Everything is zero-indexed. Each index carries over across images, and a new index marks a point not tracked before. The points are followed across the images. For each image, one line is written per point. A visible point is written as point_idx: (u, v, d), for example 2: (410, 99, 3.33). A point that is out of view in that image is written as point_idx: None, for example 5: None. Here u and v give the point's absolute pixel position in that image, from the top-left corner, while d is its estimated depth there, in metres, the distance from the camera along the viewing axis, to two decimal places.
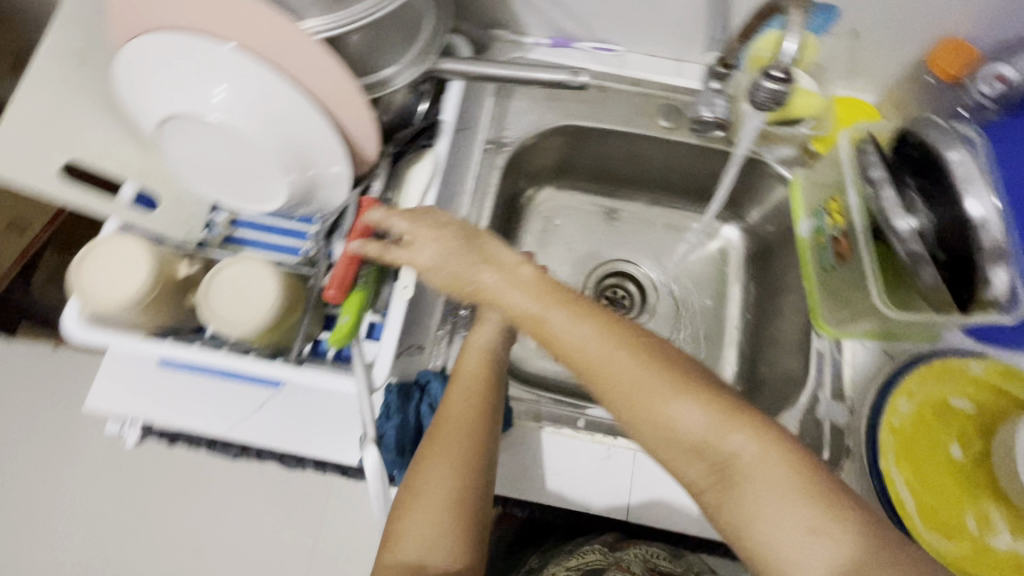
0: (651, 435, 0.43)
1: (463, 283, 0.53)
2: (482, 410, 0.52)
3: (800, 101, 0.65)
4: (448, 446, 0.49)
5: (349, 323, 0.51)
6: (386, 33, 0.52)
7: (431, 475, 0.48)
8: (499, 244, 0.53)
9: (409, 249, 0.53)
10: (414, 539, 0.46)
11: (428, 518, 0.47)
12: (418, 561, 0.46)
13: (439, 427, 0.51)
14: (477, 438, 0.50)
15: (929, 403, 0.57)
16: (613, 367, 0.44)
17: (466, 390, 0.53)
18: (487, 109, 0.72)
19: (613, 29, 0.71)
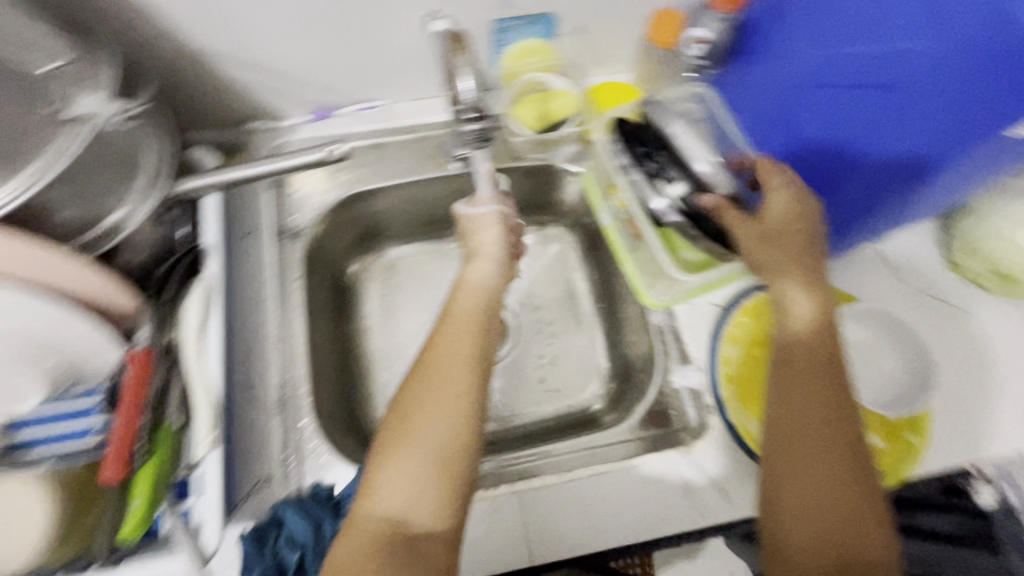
0: (790, 411, 0.48)
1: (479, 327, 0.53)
2: (477, 354, 0.50)
3: (555, 104, 0.69)
4: (438, 391, 0.47)
5: (141, 505, 0.46)
6: (88, 181, 0.47)
7: (417, 425, 0.46)
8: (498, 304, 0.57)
9: (480, 257, 0.59)
10: (391, 493, 0.44)
11: (414, 468, 0.44)
12: (397, 516, 0.44)
13: (425, 371, 0.49)
14: (473, 386, 0.48)
15: (753, 343, 0.62)
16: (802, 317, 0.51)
17: (460, 330, 0.52)
18: (268, 205, 0.69)
19: (365, 87, 0.71)
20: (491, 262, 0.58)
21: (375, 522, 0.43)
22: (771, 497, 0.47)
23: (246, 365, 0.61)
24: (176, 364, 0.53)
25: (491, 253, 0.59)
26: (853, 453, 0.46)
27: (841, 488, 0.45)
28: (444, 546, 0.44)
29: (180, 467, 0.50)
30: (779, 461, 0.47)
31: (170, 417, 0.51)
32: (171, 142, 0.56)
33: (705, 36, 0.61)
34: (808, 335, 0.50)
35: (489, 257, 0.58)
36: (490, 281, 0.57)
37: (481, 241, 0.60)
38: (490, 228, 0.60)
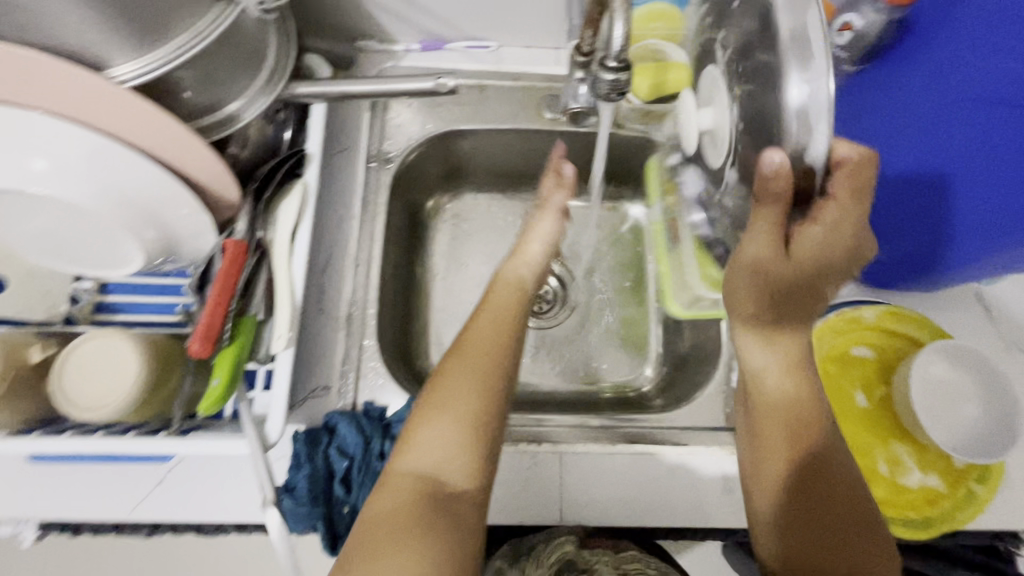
0: (763, 442, 0.49)
1: (511, 315, 0.54)
2: (511, 338, 0.52)
3: (671, 75, 0.66)
4: (474, 363, 0.49)
5: (220, 387, 0.47)
6: (218, 66, 0.48)
7: (454, 391, 0.47)
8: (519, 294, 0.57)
9: (522, 254, 0.61)
10: (426, 452, 0.45)
11: (449, 433, 0.46)
12: (432, 473, 0.45)
13: (464, 345, 0.51)
14: (505, 365, 0.50)
15: (829, 358, 0.58)
16: (766, 380, 0.49)
17: (497, 315, 0.54)
18: (365, 126, 0.69)
19: (481, 25, 0.69)
20: (534, 263, 0.61)
21: (411, 477, 0.44)
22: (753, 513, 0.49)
23: (320, 277, 0.63)
24: (265, 260, 0.54)
25: (531, 258, 0.61)
26: (816, 501, 0.46)
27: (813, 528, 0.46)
28: (476, 512, 0.44)
29: (255, 358, 0.52)
30: (754, 477, 0.49)
31: (253, 309, 0.52)
32: (292, 44, 0.56)
33: (857, 24, 0.56)
34: (793, 392, 0.48)
35: (533, 259, 0.61)
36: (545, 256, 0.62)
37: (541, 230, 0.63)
38: (538, 234, 0.62)
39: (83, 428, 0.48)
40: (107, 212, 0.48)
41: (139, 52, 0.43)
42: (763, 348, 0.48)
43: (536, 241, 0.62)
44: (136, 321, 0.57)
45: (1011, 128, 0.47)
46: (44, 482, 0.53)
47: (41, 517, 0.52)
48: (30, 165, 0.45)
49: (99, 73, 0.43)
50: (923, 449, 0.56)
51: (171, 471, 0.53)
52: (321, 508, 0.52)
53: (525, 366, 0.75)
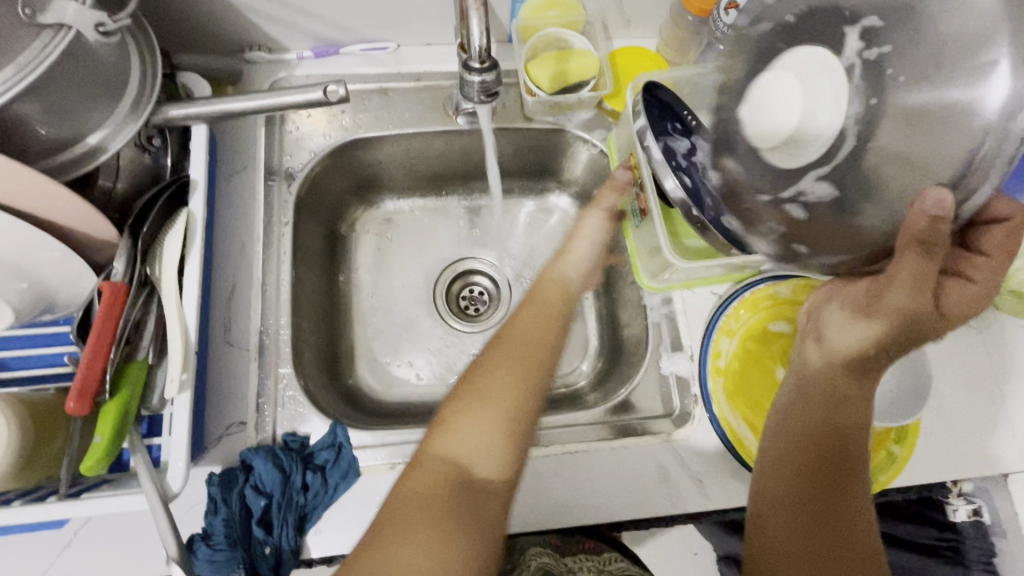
0: (792, 422, 0.50)
1: (553, 325, 0.55)
2: (552, 334, 0.54)
3: (572, 64, 0.64)
4: (511, 366, 0.50)
5: (105, 441, 0.43)
6: (64, 95, 0.44)
7: (497, 385, 0.49)
8: (568, 292, 0.58)
9: (574, 253, 0.61)
10: (465, 441, 0.46)
11: (487, 424, 0.47)
12: (462, 462, 0.46)
13: (505, 344, 0.52)
14: (544, 363, 0.51)
15: (749, 336, 0.59)
16: (824, 377, 0.49)
17: (541, 319, 0.55)
18: (262, 142, 0.66)
19: (375, 25, 0.66)
20: (581, 261, 0.61)
21: (441, 462, 0.46)
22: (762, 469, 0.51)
23: (227, 307, 0.59)
24: (153, 300, 0.51)
25: (581, 255, 0.61)
26: (834, 507, 0.48)
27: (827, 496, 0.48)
28: (502, 507, 0.45)
29: (149, 406, 0.49)
30: (781, 426, 0.51)
31: (143, 354, 0.49)
32: (158, 64, 0.52)
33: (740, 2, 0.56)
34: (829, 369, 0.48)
35: (582, 256, 0.61)
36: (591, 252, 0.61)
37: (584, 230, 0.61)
38: (585, 236, 0.61)
39: None
40: None
41: None
42: (844, 338, 0.46)
43: (585, 242, 0.61)
44: (20, 376, 0.53)
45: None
46: None
47: None
48: None
49: None
50: None
51: (77, 531, 0.50)
52: (240, 552, 0.49)
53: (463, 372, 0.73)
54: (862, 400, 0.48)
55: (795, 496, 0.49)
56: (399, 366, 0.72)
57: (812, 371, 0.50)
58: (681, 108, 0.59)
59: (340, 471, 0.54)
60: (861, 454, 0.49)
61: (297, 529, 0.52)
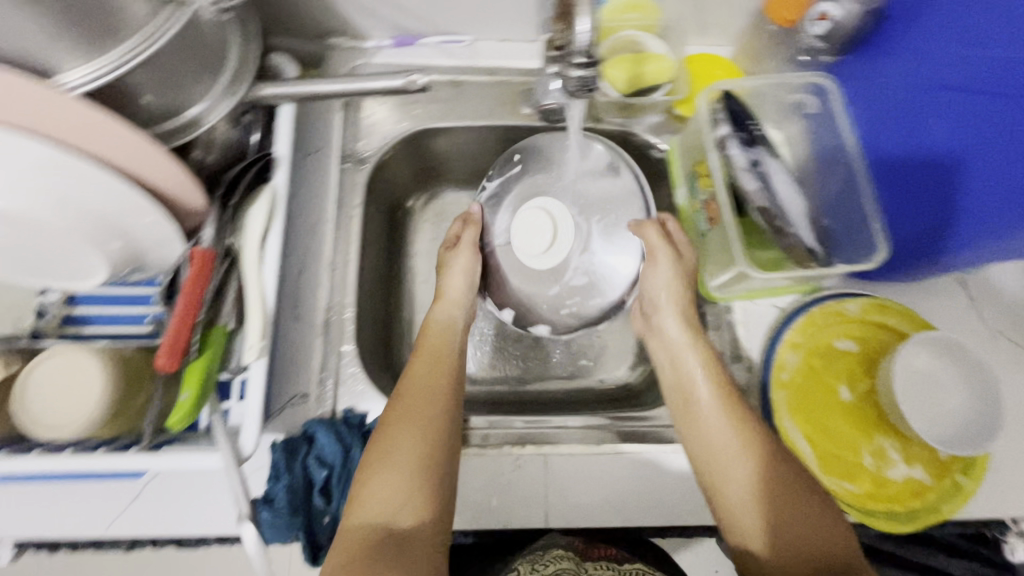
0: (716, 467, 0.51)
1: (450, 365, 0.57)
2: (447, 381, 0.55)
3: (649, 68, 0.64)
4: (415, 415, 0.51)
5: (191, 399, 0.46)
6: (173, 70, 0.46)
7: (397, 438, 0.50)
8: (446, 333, 0.60)
9: (443, 296, 0.63)
10: (379, 498, 0.47)
11: (397, 479, 0.48)
12: (384, 521, 0.46)
13: (404, 393, 0.53)
14: (438, 409, 0.52)
15: (813, 352, 0.57)
16: (702, 419, 0.53)
17: (429, 366, 0.56)
18: (337, 126, 0.67)
19: (454, 18, 0.67)
20: (457, 300, 0.63)
21: (361, 527, 0.45)
22: (706, 472, 0.52)
23: (296, 282, 0.61)
24: (234, 269, 0.53)
25: (454, 293, 0.63)
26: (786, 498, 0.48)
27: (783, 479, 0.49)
28: (432, 548, 0.46)
29: (227, 369, 0.51)
30: (703, 439, 0.53)
31: (223, 320, 0.51)
32: (255, 43, 0.54)
33: (833, 13, 0.55)
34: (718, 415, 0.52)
35: (454, 297, 0.63)
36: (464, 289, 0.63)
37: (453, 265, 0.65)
38: (455, 271, 0.64)
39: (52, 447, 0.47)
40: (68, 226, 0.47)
41: (88, 57, 0.42)
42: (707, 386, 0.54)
43: (450, 282, 0.64)
44: (105, 333, 0.56)
45: (964, 100, 0.49)
46: (16, 502, 0.52)
47: (18, 535, 0.52)
48: None
49: (48, 81, 0.42)
50: (908, 442, 0.55)
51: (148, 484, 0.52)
52: (300, 519, 0.51)
53: (511, 364, 0.74)
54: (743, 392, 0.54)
55: (764, 489, 0.49)
56: None
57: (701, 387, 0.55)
58: (749, 117, 0.58)
59: None
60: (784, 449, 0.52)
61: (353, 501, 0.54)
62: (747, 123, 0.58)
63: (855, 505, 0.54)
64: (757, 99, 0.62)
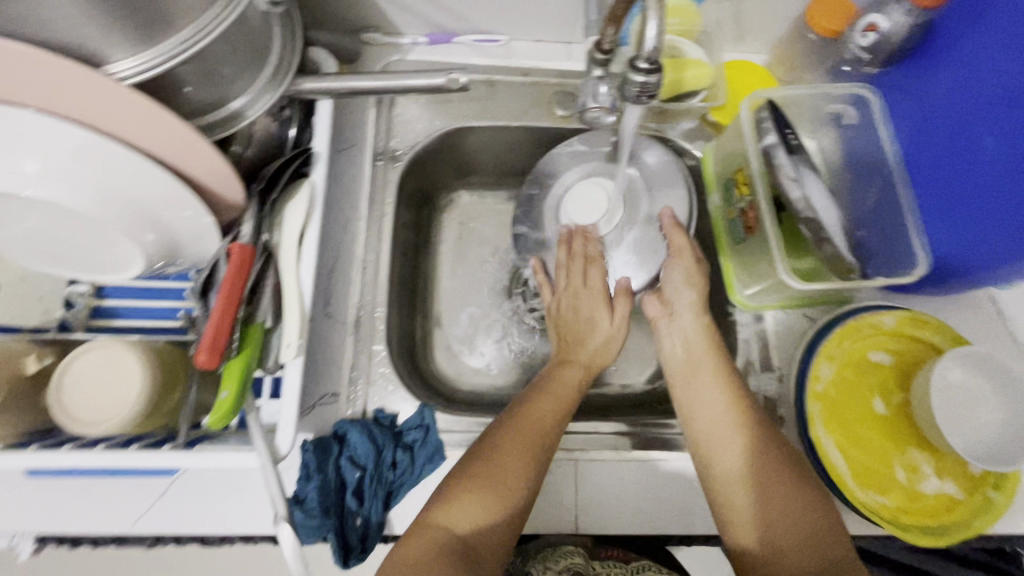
0: (713, 459, 0.51)
1: (575, 397, 0.56)
2: (563, 407, 0.54)
3: (688, 74, 0.63)
4: (528, 443, 0.50)
5: (230, 398, 0.46)
6: (221, 63, 0.45)
7: (508, 462, 0.49)
8: (580, 366, 0.59)
9: (593, 323, 0.61)
10: (470, 512, 0.46)
11: (492, 502, 0.47)
12: (465, 536, 0.45)
13: (523, 417, 0.52)
14: (552, 440, 0.51)
15: (849, 363, 0.57)
16: (701, 406, 0.53)
17: (558, 396, 0.55)
18: (370, 122, 0.67)
19: (491, 17, 0.66)
20: (607, 333, 0.61)
21: (443, 534, 0.45)
22: (715, 484, 0.50)
23: (328, 279, 0.61)
24: (271, 265, 0.52)
25: (608, 326, 0.61)
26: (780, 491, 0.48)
27: (787, 497, 0.48)
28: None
29: (264, 367, 0.51)
30: (717, 455, 0.50)
31: (260, 317, 0.50)
32: (296, 37, 0.53)
33: (882, 25, 0.56)
34: (719, 411, 0.52)
35: (606, 329, 0.61)
36: (605, 343, 0.61)
37: (592, 324, 0.61)
38: (575, 281, 0.63)
39: (80, 442, 0.46)
40: (106, 219, 0.45)
41: (137, 48, 0.41)
42: (702, 384, 0.54)
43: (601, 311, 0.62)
44: (134, 326, 0.55)
45: (1008, 113, 0.48)
46: (38, 497, 0.51)
47: (39, 530, 0.50)
48: (23, 169, 0.42)
49: (97, 69, 0.41)
50: (942, 456, 0.55)
51: (174, 482, 0.51)
52: (332, 520, 0.50)
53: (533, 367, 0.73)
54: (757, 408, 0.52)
55: (764, 505, 0.48)
56: (472, 356, 0.72)
57: (714, 398, 0.53)
58: (789, 124, 0.57)
59: (427, 452, 0.55)
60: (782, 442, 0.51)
61: (384, 503, 0.53)
62: (787, 131, 0.57)
63: (888, 517, 0.53)
64: (795, 107, 0.62)
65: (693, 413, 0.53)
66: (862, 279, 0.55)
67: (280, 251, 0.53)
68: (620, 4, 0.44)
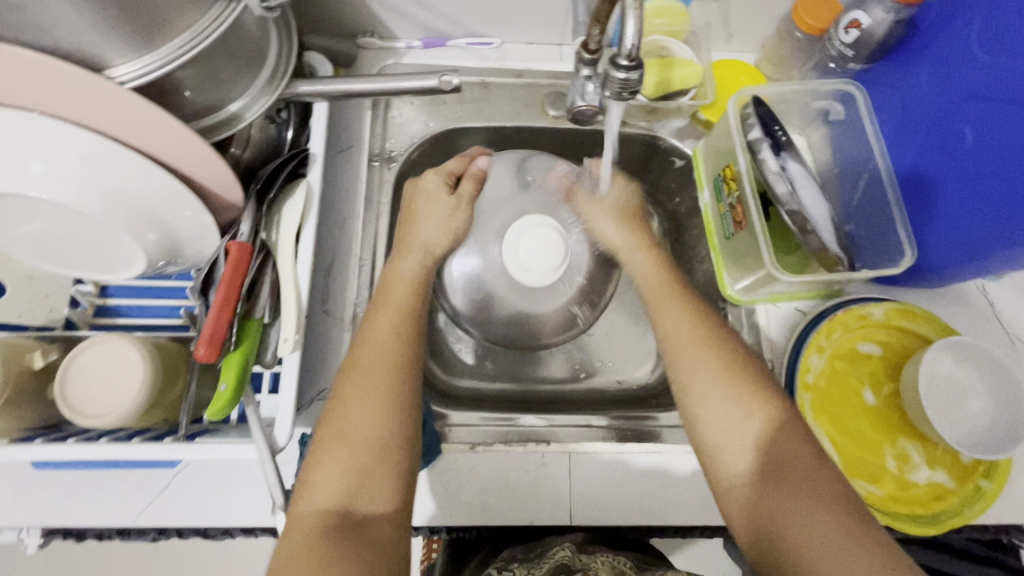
0: (711, 421, 0.47)
1: (409, 335, 0.53)
2: (403, 340, 0.52)
3: (677, 73, 0.64)
4: (370, 386, 0.48)
5: (229, 391, 0.47)
6: (218, 67, 0.47)
7: (355, 416, 0.47)
8: (404, 294, 0.56)
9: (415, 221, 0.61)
10: (333, 485, 0.44)
11: (350, 464, 0.44)
12: (337, 506, 0.43)
13: (355, 366, 0.50)
14: (398, 376, 0.49)
15: (839, 354, 0.58)
16: (694, 367, 0.50)
17: (384, 334, 0.52)
18: (366, 125, 0.68)
19: (484, 21, 0.68)
20: (429, 241, 0.61)
21: (313, 516, 0.43)
22: (706, 426, 0.48)
23: (325, 277, 0.62)
24: (269, 263, 0.54)
25: (423, 238, 0.60)
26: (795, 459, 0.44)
27: (787, 434, 0.46)
28: (393, 527, 0.44)
29: (262, 362, 0.52)
30: (713, 417, 0.47)
31: (259, 313, 0.52)
32: (293, 41, 0.55)
33: (864, 21, 0.57)
34: (716, 370, 0.49)
35: (429, 238, 0.61)
36: (435, 240, 0.61)
37: (429, 198, 0.62)
38: (429, 210, 0.62)
39: (84, 435, 0.48)
40: (109, 218, 0.47)
41: (138, 54, 0.42)
42: (695, 346, 0.51)
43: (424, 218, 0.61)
44: (137, 324, 0.57)
45: (987, 105, 0.49)
46: (42, 492, 0.52)
47: (43, 524, 0.52)
48: (28, 170, 0.43)
49: (99, 74, 0.42)
50: (931, 445, 0.56)
51: (176, 476, 0.53)
52: None
53: (528, 365, 0.74)
54: (728, 333, 0.52)
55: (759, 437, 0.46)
56: (469, 353, 0.73)
57: (679, 324, 0.53)
58: (774, 121, 0.58)
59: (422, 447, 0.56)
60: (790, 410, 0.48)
61: None
62: (773, 128, 0.57)
63: (879, 506, 0.54)
64: (782, 104, 0.63)
65: (683, 375, 0.50)
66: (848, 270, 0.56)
67: (278, 251, 0.55)
68: (603, 4, 0.45)
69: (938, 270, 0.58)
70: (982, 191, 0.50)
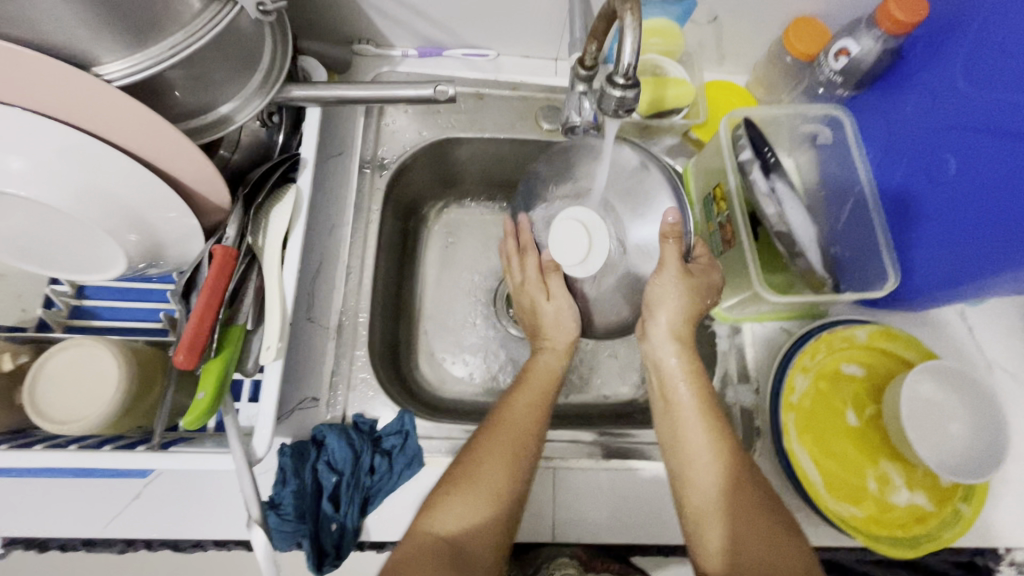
0: (688, 491, 0.51)
1: (543, 399, 0.57)
2: (543, 404, 0.56)
3: (671, 91, 0.64)
4: (504, 441, 0.52)
5: (206, 400, 0.46)
6: (210, 69, 0.46)
7: (491, 468, 0.50)
8: (547, 370, 0.60)
9: (541, 313, 0.64)
10: (455, 520, 0.48)
11: (477, 505, 0.48)
12: (452, 538, 0.47)
13: (498, 421, 0.54)
14: (530, 443, 0.53)
15: (822, 375, 0.58)
16: (687, 437, 0.52)
17: (534, 397, 0.57)
18: (359, 131, 0.68)
19: (481, 33, 0.68)
20: (567, 327, 0.64)
21: (432, 538, 0.47)
22: (691, 501, 0.51)
23: (311, 284, 0.61)
24: (254, 268, 0.53)
25: (556, 339, 0.63)
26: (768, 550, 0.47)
27: (761, 521, 0.48)
28: (486, 574, 0.47)
29: (243, 369, 0.51)
30: (693, 487, 0.51)
31: (241, 319, 0.51)
32: (289, 45, 0.54)
33: (853, 50, 0.58)
34: (700, 445, 0.51)
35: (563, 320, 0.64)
36: (557, 320, 0.64)
37: (545, 309, 0.64)
38: (557, 300, 0.64)
39: (53, 442, 0.46)
40: (90, 218, 0.46)
41: (126, 51, 0.41)
42: (691, 419, 0.53)
43: (552, 304, 0.64)
44: (114, 327, 0.55)
45: (970, 136, 0.50)
46: (3, 500, 0.50)
47: (3, 534, 0.49)
48: (6, 167, 0.42)
49: (85, 70, 0.41)
50: (912, 468, 0.57)
51: (148, 485, 0.51)
52: (307, 525, 0.50)
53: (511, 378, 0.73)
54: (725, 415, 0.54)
55: (733, 527, 0.48)
56: (455, 363, 0.72)
57: (697, 436, 0.52)
58: (764, 144, 0.58)
59: (406, 459, 0.55)
60: (763, 493, 0.50)
61: (360, 509, 0.52)
62: (764, 149, 0.58)
63: (859, 528, 0.54)
64: (771, 126, 0.64)
65: (675, 440, 0.53)
66: (834, 292, 0.57)
67: (263, 255, 0.53)
68: (601, 21, 0.46)
69: (920, 294, 0.59)
70: (965, 217, 0.51)
